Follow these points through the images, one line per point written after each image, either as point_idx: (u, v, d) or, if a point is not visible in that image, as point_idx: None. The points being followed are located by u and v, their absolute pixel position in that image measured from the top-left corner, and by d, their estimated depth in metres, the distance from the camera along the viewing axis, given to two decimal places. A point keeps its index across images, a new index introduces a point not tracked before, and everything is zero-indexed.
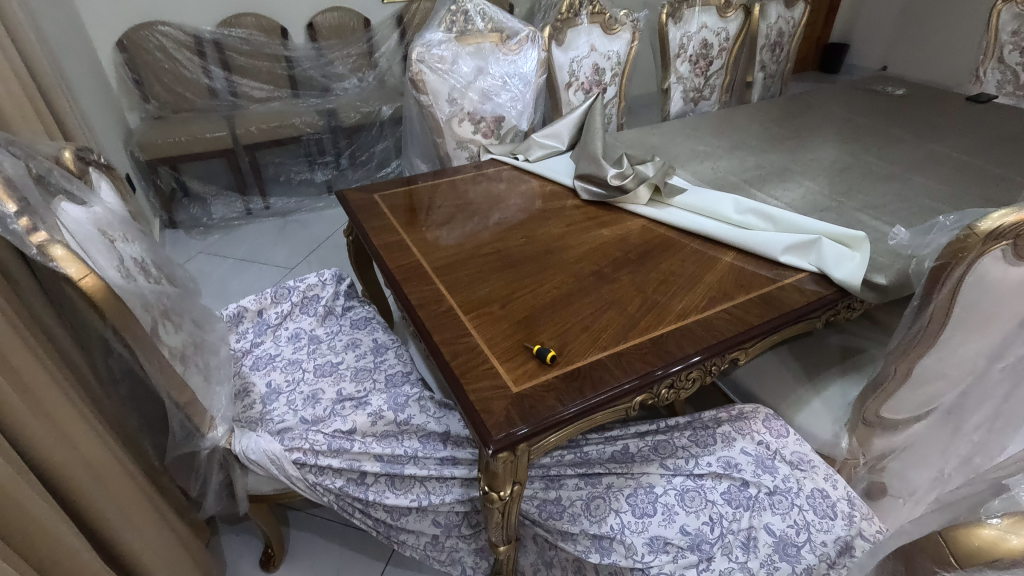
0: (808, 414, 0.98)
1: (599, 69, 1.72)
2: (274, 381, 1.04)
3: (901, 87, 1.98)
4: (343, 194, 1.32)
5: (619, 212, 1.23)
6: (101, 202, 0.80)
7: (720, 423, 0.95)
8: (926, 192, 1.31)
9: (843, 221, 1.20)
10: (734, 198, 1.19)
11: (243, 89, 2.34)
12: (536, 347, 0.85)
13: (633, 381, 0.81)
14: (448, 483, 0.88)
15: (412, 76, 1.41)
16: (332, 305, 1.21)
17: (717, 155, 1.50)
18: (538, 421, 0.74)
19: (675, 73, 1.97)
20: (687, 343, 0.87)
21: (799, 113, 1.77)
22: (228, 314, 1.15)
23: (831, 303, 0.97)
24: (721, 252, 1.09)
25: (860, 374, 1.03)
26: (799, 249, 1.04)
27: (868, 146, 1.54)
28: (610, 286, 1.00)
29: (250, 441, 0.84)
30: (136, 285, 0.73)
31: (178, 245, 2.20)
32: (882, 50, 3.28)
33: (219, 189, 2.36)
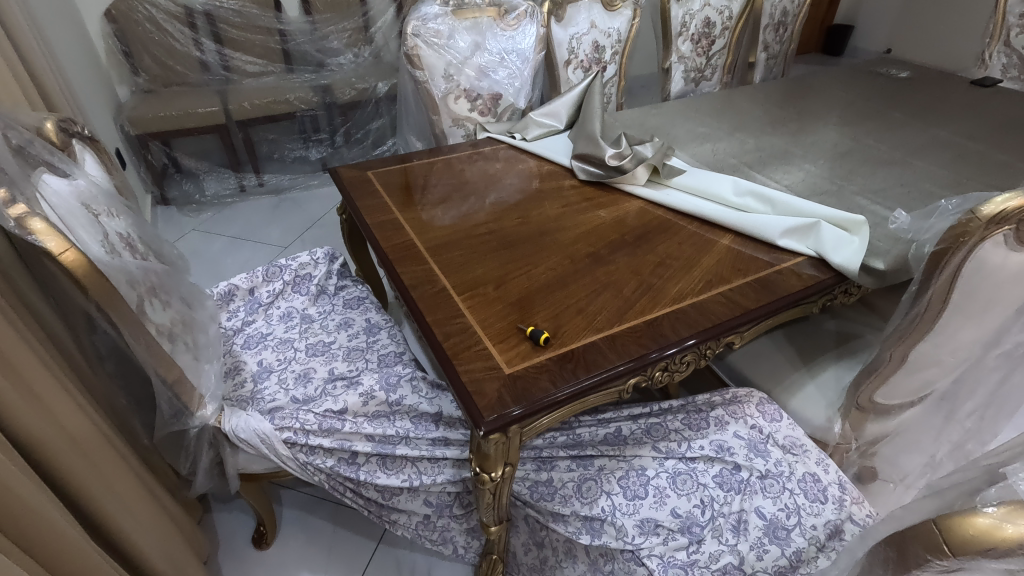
0: (802, 399, 0.98)
1: (599, 47, 1.68)
2: (265, 360, 1.03)
3: (905, 70, 1.96)
4: (337, 171, 1.29)
5: (616, 193, 1.22)
6: (84, 175, 0.78)
7: (713, 406, 0.95)
8: (926, 177, 1.30)
9: (843, 206, 1.19)
10: (734, 180, 1.17)
11: (236, 63, 2.28)
12: (530, 329, 0.84)
13: (628, 364, 0.80)
14: (440, 463, 0.88)
15: (407, 50, 1.39)
16: (325, 284, 1.20)
17: (717, 137, 1.48)
18: (530, 403, 0.74)
19: (676, 53, 1.93)
20: (683, 326, 0.86)
21: (801, 95, 1.74)
22: (218, 292, 1.13)
23: (828, 288, 0.96)
24: (719, 235, 1.08)
25: (854, 360, 1.02)
26: (798, 232, 1.03)
27: (870, 130, 1.52)
28: (606, 268, 0.98)
29: (240, 421, 0.83)
30: (120, 261, 0.72)
31: (170, 222, 2.18)
32: (887, 31, 3.23)
33: (212, 165, 2.30)
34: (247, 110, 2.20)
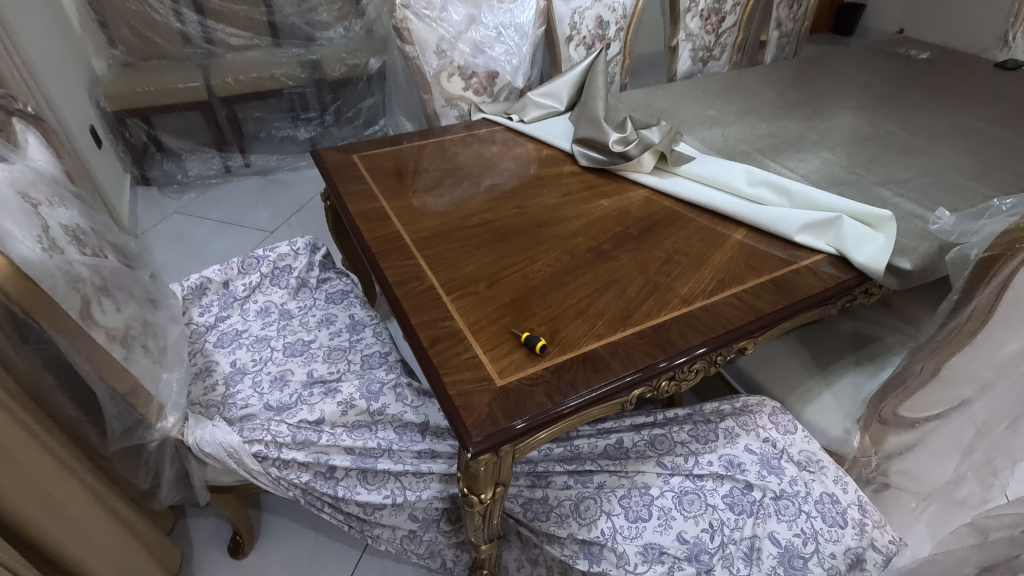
0: (818, 408, 0.91)
1: (602, 22, 1.56)
2: (239, 361, 0.96)
3: (925, 51, 1.85)
4: (320, 153, 1.20)
5: (620, 180, 1.13)
6: (24, 161, 0.70)
7: (723, 417, 0.88)
8: (952, 166, 1.20)
9: (864, 197, 1.10)
10: (747, 168, 1.09)
11: (219, 36, 2.14)
12: (525, 335, 0.76)
13: (632, 375, 0.73)
14: (427, 477, 0.81)
15: (396, 23, 1.28)
16: (306, 277, 1.12)
17: (728, 120, 1.38)
18: (524, 421, 0.66)
19: (684, 30, 1.82)
20: (693, 332, 0.78)
21: (816, 76, 1.64)
22: (189, 285, 1.04)
23: (849, 289, 0.89)
24: (730, 228, 0.99)
25: (875, 366, 0.95)
26: (817, 228, 0.95)
27: (890, 114, 1.42)
28: (609, 265, 0.90)
29: (204, 433, 0.76)
30: (60, 259, 0.63)
31: (151, 204, 2.08)
32: (900, 11, 3.09)
33: (195, 144, 2.20)
34: (230, 86, 2.08)
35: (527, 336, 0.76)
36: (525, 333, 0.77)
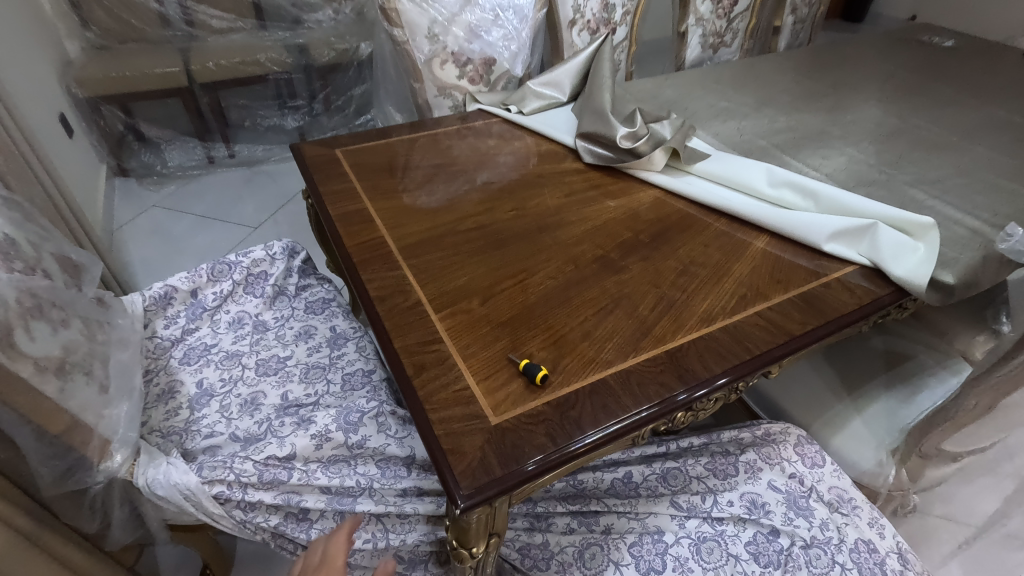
0: (847, 437, 0.82)
1: (608, 5, 1.45)
2: (206, 381, 0.86)
3: (950, 38, 1.73)
4: (299, 147, 1.10)
5: (628, 179, 1.03)
6: None
7: (743, 448, 0.80)
8: (989, 165, 1.10)
9: (896, 199, 0.99)
10: (768, 167, 0.99)
11: (201, 18, 2.03)
12: (523, 363, 0.67)
13: (646, 410, 0.64)
14: (411, 519, 0.73)
15: (383, 4, 1.17)
16: (284, 284, 1.02)
17: (743, 113, 1.28)
18: (532, 466, 0.58)
19: (694, 14, 1.71)
20: (712, 359, 0.69)
21: (835, 65, 1.53)
22: (152, 294, 0.92)
23: (887, 306, 0.79)
24: (751, 235, 0.90)
25: (909, 389, 0.86)
26: (848, 236, 0.85)
27: (918, 107, 1.31)
28: (618, 277, 0.80)
29: (158, 473, 0.67)
30: None
31: (129, 196, 1.97)
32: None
33: (176, 133, 2.10)
34: (212, 71, 1.97)
35: (526, 364, 0.67)
36: (524, 361, 0.67)
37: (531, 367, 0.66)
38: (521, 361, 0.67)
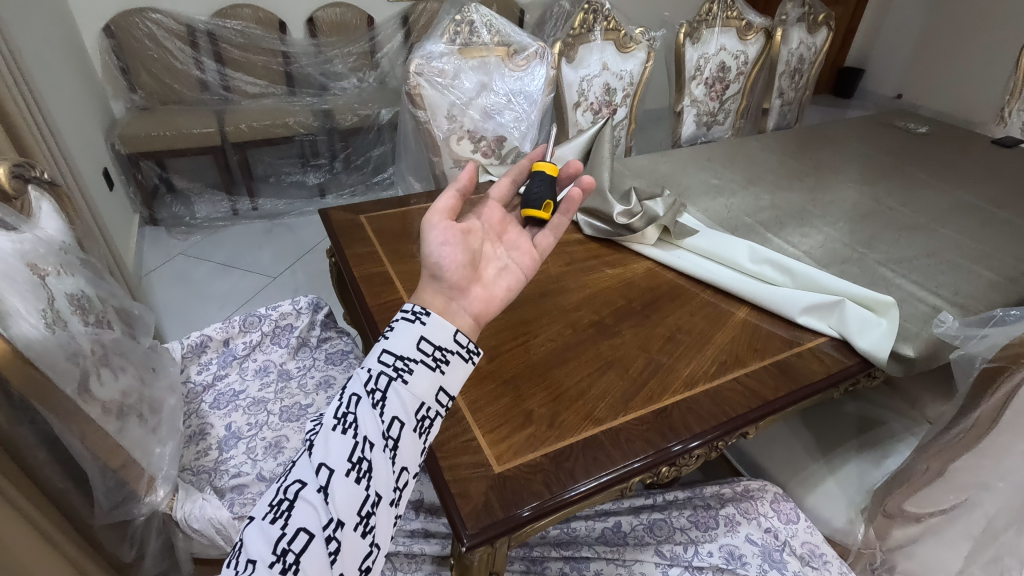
0: (820, 496, 0.90)
1: (609, 89, 1.64)
2: (234, 424, 0.94)
3: (924, 125, 1.87)
4: (328, 213, 1.22)
5: (624, 251, 1.14)
6: (38, 233, 0.69)
7: (723, 503, 0.89)
8: (955, 247, 1.19)
9: (867, 276, 1.09)
10: (750, 245, 1.09)
11: (237, 84, 2.41)
12: (535, 167, 0.81)
13: (632, 447, 0.73)
14: (418, 558, 0.84)
15: (409, 89, 1.33)
16: (307, 336, 1.12)
17: (731, 190, 1.40)
18: (527, 511, 0.65)
19: (689, 96, 1.88)
20: (693, 420, 0.77)
21: (816, 146, 1.68)
22: (189, 343, 1.04)
23: (855, 375, 0.88)
24: (734, 306, 1.00)
25: (878, 452, 0.93)
26: (820, 309, 0.95)
27: (890, 189, 1.43)
28: (611, 342, 0.90)
29: (194, 507, 0.75)
30: (65, 335, 0.64)
31: (156, 244, 2.11)
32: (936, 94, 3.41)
33: (205, 186, 2.27)
34: (243, 132, 2.14)
35: (537, 170, 0.81)
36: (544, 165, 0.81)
37: (541, 175, 0.80)
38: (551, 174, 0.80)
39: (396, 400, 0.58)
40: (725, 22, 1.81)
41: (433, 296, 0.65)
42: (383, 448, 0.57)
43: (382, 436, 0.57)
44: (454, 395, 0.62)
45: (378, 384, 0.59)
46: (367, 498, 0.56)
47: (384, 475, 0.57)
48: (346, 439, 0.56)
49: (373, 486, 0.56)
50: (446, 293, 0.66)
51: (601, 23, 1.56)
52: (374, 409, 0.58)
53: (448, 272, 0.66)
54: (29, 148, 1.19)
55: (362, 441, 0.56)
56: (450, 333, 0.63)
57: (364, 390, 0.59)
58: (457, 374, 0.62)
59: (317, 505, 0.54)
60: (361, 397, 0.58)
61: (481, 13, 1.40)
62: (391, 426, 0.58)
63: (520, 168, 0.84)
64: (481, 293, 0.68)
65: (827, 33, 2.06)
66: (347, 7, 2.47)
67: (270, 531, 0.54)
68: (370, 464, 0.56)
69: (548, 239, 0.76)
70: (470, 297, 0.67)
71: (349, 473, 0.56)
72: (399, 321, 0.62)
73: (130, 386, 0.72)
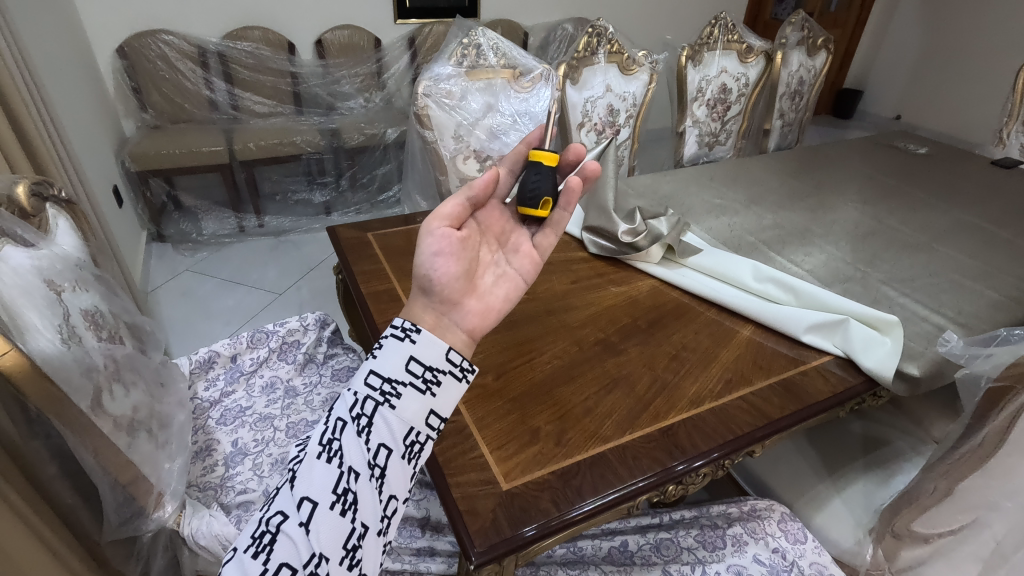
0: (827, 515, 0.89)
1: (613, 110, 1.66)
2: (241, 441, 0.94)
3: (924, 145, 1.90)
4: (336, 231, 1.23)
5: (628, 269, 1.15)
6: (55, 249, 0.71)
7: (730, 522, 0.89)
8: (958, 267, 1.20)
9: (870, 295, 1.10)
10: (754, 263, 1.10)
11: (245, 103, 2.45)
12: (534, 156, 0.76)
13: (638, 466, 0.73)
14: None
15: (417, 110, 1.35)
16: (313, 352, 1.12)
17: (734, 210, 1.41)
18: (532, 530, 0.65)
19: (691, 117, 1.91)
20: (700, 438, 0.78)
21: (817, 167, 1.69)
22: (197, 359, 1.05)
23: (860, 395, 0.88)
24: (738, 324, 1.00)
25: (885, 472, 0.93)
26: (824, 328, 0.95)
27: (891, 209, 1.45)
28: (617, 359, 0.90)
29: (201, 524, 0.76)
30: (80, 351, 0.65)
31: (163, 260, 2.14)
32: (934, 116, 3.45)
33: (212, 203, 2.28)
34: (251, 151, 2.17)
35: (536, 160, 0.76)
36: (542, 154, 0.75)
37: (539, 167, 0.75)
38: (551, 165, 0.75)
39: (382, 425, 0.59)
40: (726, 45, 1.85)
41: (423, 312, 0.65)
42: (369, 477, 0.58)
43: (368, 465, 0.58)
44: (444, 417, 0.62)
45: (365, 409, 0.59)
46: (353, 531, 0.56)
47: (370, 506, 0.57)
48: (332, 468, 0.57)
49: (360, 517, 0.57)
50: (438, 309, 0.65)
51: (604, 46, 1.60)
52: (359, 437, 0.58)
53: (442, 286, 0.65)
54: (44, 165, 1.22)
55: (348, 471, 0.57)
56: (441, 351, 0.63)
57: (349, 416, 0.59)
58: (448, 397, 0.62)
59: (298, 537, 0.55)
60: (347, 424, 0.58)
61: (488, 36, 1.43)
62: (378, 454, 0.58)
63: (516, 157, 0.80)
64: (475, 305, 0.68)
65: (826, 56, 2.09)
66: (355, 30, 2.53)
67: (251, 565, 0.54)
68: (356, 497, 0.57)
69: (548, 239, 0.77)
70: (465, 310, 0.67)
71: (333, 505, 0.56)
72: (388, 339, 0.62)
73: (141, 402, 0.73)
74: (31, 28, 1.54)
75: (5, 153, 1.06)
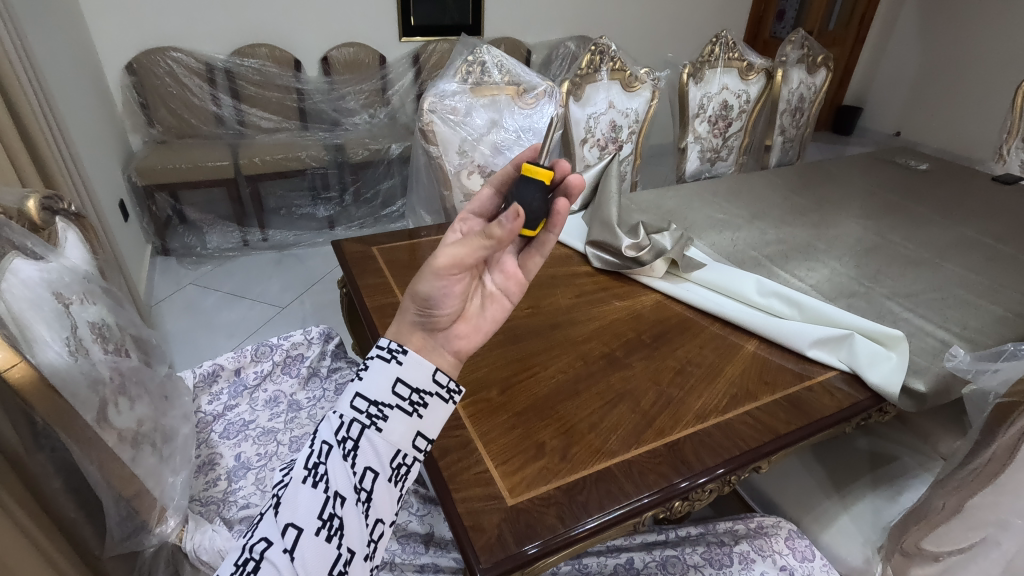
0: (835, 532, 0.88)
1: (616, 126, 1.68)
2: (244, 454, 0.94)
3: (924, 161, 1.91)
4: (340, 245, 1.24)
5: (632, 284, 1.15)
6: (64, 261, 0.71)
7: (737, 539, 0.88)
8: (961, 282, 1.20)
9: (874, 310, 1.10)
10: (757, 278, 1.10)
11: (251, 119, 2.48)
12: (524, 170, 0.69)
13: (643, 482, 0.73)
14: None
15: (422, 126, 1.37)
16: (317, 366, 1.12)
17: (737, 225, 1.42)
18: (534, 547, 0.64)
19: (693, 133, 1.92)
20: (706, 452, 0.77)
21: (819, 182, 1.70)
22: (201, 372, 1.05)
23: (866, 410, 0.88)
24: (742, 339, 1.00)
25: (892, 489, 0.92)
26: (829, 343, 0.95)
27: (893, 224, 1.45)
28: (622, 374, 0.90)
29: (204, 539, 0.75)
30: (87, 364, 0.65)
31: (166, 274, 2.14)
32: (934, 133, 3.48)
33: (217, 217, 2.30)
34: (257, 166, 2.19)
35: (526, 175, 0.68)
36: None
37: (529, 180, 0.68)
38: (542, 182, 0.68)
39: (369, 448, 0.59)
40: (727, 63, 1.87)
41: (411, 334, 0.63)
42: (356, 501, 0.58)
43: (354, 489, 0.58)
44: (432, 438, 0.62)
45: (351, 432, 0.59)
46: (339, 557, 0.57)
47: (357, 530, 0.58)
48: (318, 493, 0.57)
49: (345, 543, 0.57)
50: (424, 330, 0.63)
51: (607, 64, 1.62)
52: (345, 461, 0.58)
53: (431, 313, 0.62)
54: (53, 178, 1.23)
55: (334, 496, 0.57)
56: (428, 372, 0.62)
57: (335, 439, 0.59)
58: (435, 420, 0.62)
59: (283, 563, 0.55)
60: (333, 447, 0.58)
61: (493, 53, 1.45)
62: (364, 477, 0.58)
63: (505, 177, 0.73)
64: (463, 328, 0.65)
65: (826, 73, 2.12)
66: (360, 47, 2.56)
67: None
68: (341, 522, 0.57)
69: (534, 259, 0.70)
70: (452, 333, 0.64)
71: (318, 531, 0.56)
72: (374, 360, 0.61)
73: (146, 415, 0.73)
74: (43, 47, 1.57)
75: (15, 167, 1.07)
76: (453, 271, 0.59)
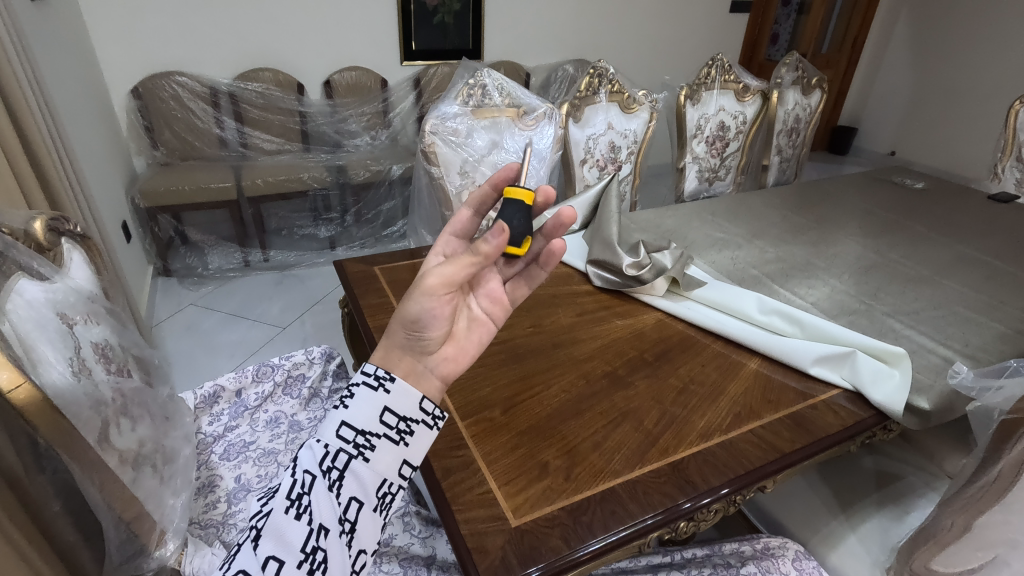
0: (843, 554, 0.87)
1: (615, 147, 1.70)
2: (244, 476, 0.93)
3: (920, 180, 1.93)
4: (342, 265, 1.24)
5: (634, 303, 1.16)
6: (69, 281, 0.71)
7: (744, 561, 0.86)
8: (962, 299, 1.21)
9: (875, 327, 1.10)
10: (757, 296, 1.10)
11: (255, 141, 2.51)
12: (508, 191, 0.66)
13: (648, 504, 0.72)
14: None
15: (424, 147, 1.38)
16: (318, 387, 1.12)
17: (736, 243, 1.43)
18: (537, 570, 0.63)
19: (691, 153, 1.95)
20: (711, 472, 0.77)
21: (818, 201, 1.72)
22: (202, 394, 1.05)
23: (869, 428, 0.88)
24: (744, 357, 1.00)
25: (898, 509, 0.91)
26: (831, 360, 0.95)
27: (892, 242, 1.46)
28: (625, 393, 0.90)
29: (202, 563, 0.74)
30: (90, 385, 0.65)
31: (168, 295, 2.15)
32: None
33: (219, 238, 2.32)
34: (259, 187, 2.21)
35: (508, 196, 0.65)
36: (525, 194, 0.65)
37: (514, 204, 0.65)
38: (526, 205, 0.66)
39: (354, 479, 0.58)
40: (723, 85, 1.90)
41: (400, 357, 0.63)
42: (339, 533, 0.57)
43: (339, 520, 0.57)
44: (417, 466, 0.62)
45: (338, 462, 0.58)
46: None
47: (340, 562, 0.57)
48: (301, 525, 0.56)
49: None
50: (413, 354, 0.63)
51: (605, 86, 1.65)
52: (329, 492, 0.58)
53: (421, 337, 0.62)
54: (58, 200, 1.24)
55: (318, 528, 0.56)
56: (416, 400, 0.62)
57: (320, 470, 0.58)
58: (421, 448, 0.62)
59: None
60: (317, 477, 0.57)
61: (493, 76, 1.48)
62: (349, 507, 0.58)
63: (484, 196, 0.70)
64: (451, 352, 0.65)
65: (821, 94, 2.15)
66: (362, 71, 2.61)
67: None
68: (324, 556, 0.56)
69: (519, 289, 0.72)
70: (440, 355, 0.65)
71: (300, 564, 0.56)
72: (361, 388, 0.60)
73: (148, 436, 0.72)
74: (51, 74, 1.59)
75: (23, 190, 1.08)
76: (443, 291, 0.59)
